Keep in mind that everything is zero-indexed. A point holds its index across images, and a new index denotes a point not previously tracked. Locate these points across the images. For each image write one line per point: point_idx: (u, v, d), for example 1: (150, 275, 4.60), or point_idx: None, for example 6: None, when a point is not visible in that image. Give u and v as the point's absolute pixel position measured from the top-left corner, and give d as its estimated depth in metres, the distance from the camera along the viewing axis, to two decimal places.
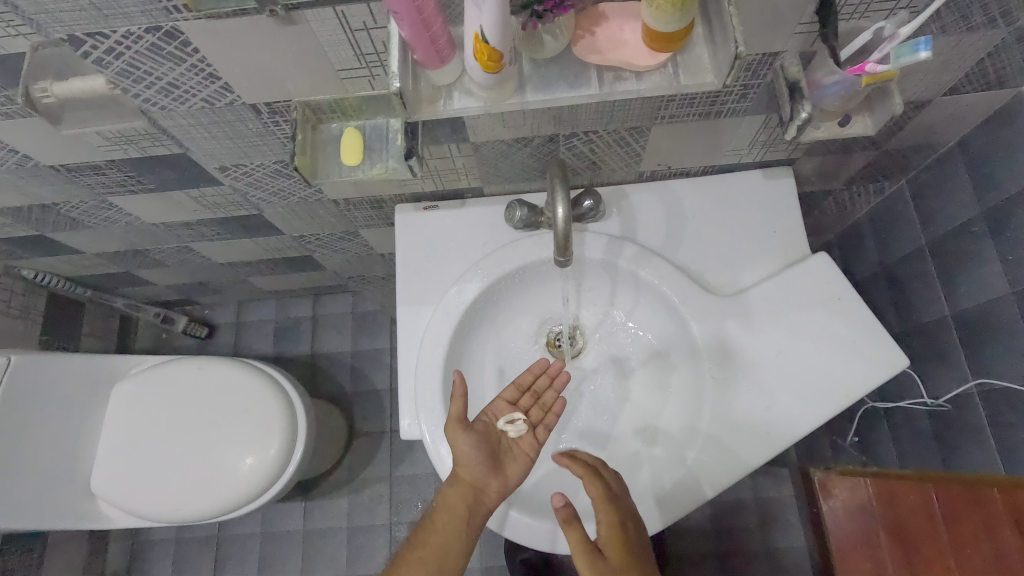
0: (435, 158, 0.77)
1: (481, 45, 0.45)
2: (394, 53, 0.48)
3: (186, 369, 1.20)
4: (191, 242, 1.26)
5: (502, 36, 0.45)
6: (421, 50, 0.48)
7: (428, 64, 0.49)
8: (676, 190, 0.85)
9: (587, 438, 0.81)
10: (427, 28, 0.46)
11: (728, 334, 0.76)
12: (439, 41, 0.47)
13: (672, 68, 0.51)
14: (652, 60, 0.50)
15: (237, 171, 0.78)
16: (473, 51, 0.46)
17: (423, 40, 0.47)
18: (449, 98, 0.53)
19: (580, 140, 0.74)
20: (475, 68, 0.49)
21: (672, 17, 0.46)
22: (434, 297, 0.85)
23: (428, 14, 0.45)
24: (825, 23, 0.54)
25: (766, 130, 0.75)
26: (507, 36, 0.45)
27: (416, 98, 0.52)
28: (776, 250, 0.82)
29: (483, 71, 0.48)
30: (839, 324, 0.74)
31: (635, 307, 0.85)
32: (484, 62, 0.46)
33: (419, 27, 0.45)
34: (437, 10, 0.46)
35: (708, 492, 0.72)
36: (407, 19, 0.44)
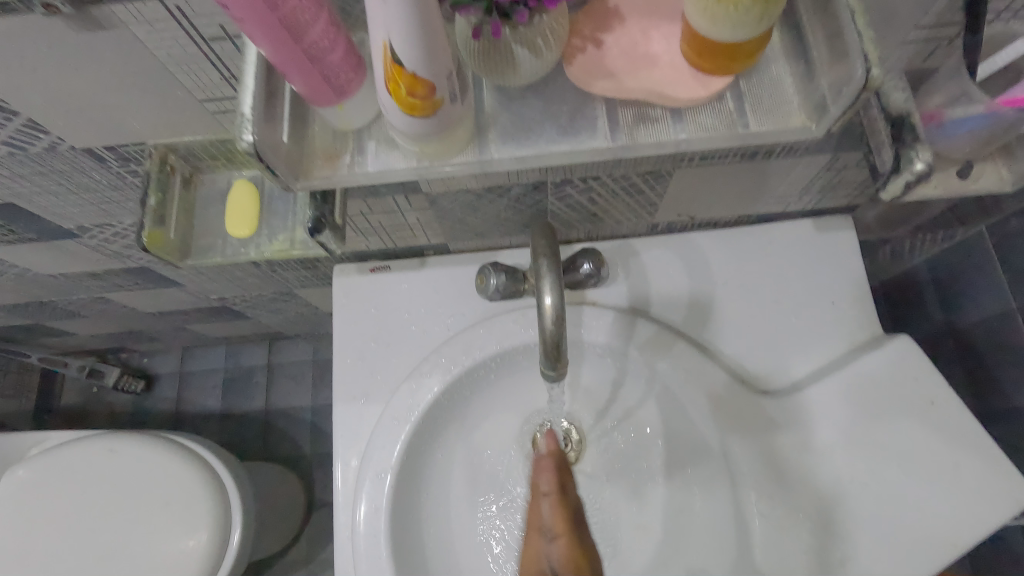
0: (375, 212, 0.56)
1: (391, 68, 0.26)
2: (248, 81, 0.28)
3: (94, 452, 0.98)
4: (105, 293, 1.03)
5: (428, 56, 0.25)
6: (295, 74, 0.28)
7: (314, 98, 0.30)
8: (702, 247, 0.64)
9: None
10: (295, 37, 0.26)
11: (780, 451, 0.56)
12: (325, 60, 0.28)
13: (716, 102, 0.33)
14: (700, 87, 0.33)
15: (104, 231, 0.57)
16: (385, 80, 0.27)
17: (294, 57, 0.27)
18: (361, 151, 0.34)
19: (575, 187, 0.53)
20: (390, 105, 0.29)
21: (745, 12, 0.28)
22: (381, 393, 0.63)
23: (292, 9, 0.25)
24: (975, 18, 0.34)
25: (827, 173, 0.55)
26: (439, 51, 0.25)
27: (300, 156, 0.33)
28: (836, 327, 0.61)
29: (406, 114, 0.28)
30: (934, 440, 0.54)
31: (648, 400, 0.64)
32: (403, 100, 0.27)
33: (277, 35, 0.25)
34: (317, 4, 0.26)
35: None
36: (249, 18, 0.24)
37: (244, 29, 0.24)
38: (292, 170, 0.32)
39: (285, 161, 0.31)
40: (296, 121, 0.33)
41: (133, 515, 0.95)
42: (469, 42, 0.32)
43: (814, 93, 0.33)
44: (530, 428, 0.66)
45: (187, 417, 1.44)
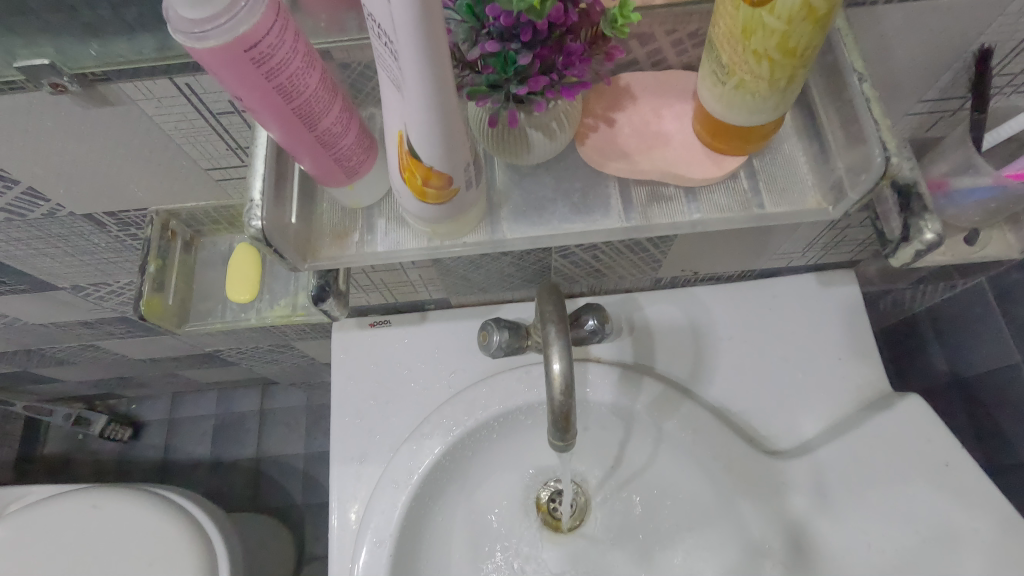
0: (378, 270, 0.55)
1: (407, 157, 0.26)
2: (258, 164, 0.29)
3: (76, 509, 0.94)
4: (96, 342, 1.01)
5: (443, 150, 0.25)
6: (306, 157, 0.28)
7: (325, 177, 0.30)
8: (707, 303, 0.64)
9: None
10: (309, 124, 0.26)
11: (792, 515, 0.55)
12: (339, 144, 0.28)
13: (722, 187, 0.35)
14: (716, 168, 0.34)
15: (100, 289, 0.55)
16: (401, 167, 0.27)
17: (307, 143, 0.27)
18: (371, 229, 0.34)
19: (579, 246, 0.53)
20: (404, 189, 0.29)
21: (763, 100, 0.29)
22: (379, 454, 0.61)
23: (308, 99, 0.25)
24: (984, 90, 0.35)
25: (830, 232, 0.55)
26: (458, 146, 0.25)
27: (308, 236, 0.33)
28: (844, 385, 0.60)
29: (421, 202, 0.28)
30: (951, 504, 0.53)
31: (654, 459, 0.62)
32: (417, 188, 0.27)
33: (290, 123, 0.26)
34: (334, 91, 0.27)
35: None
36: (263, 110, 0.25)
37: (257, 120, 0.25)
38: (298, 251, 0.32)
39: (292, 240, 0.32)
40: (304, 199, 0.33)
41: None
42: (483, 125, 0.33)
43: (829, 174, 0.34)
44: (534, 486, 0.65)
45: (176, 465, 1.39)
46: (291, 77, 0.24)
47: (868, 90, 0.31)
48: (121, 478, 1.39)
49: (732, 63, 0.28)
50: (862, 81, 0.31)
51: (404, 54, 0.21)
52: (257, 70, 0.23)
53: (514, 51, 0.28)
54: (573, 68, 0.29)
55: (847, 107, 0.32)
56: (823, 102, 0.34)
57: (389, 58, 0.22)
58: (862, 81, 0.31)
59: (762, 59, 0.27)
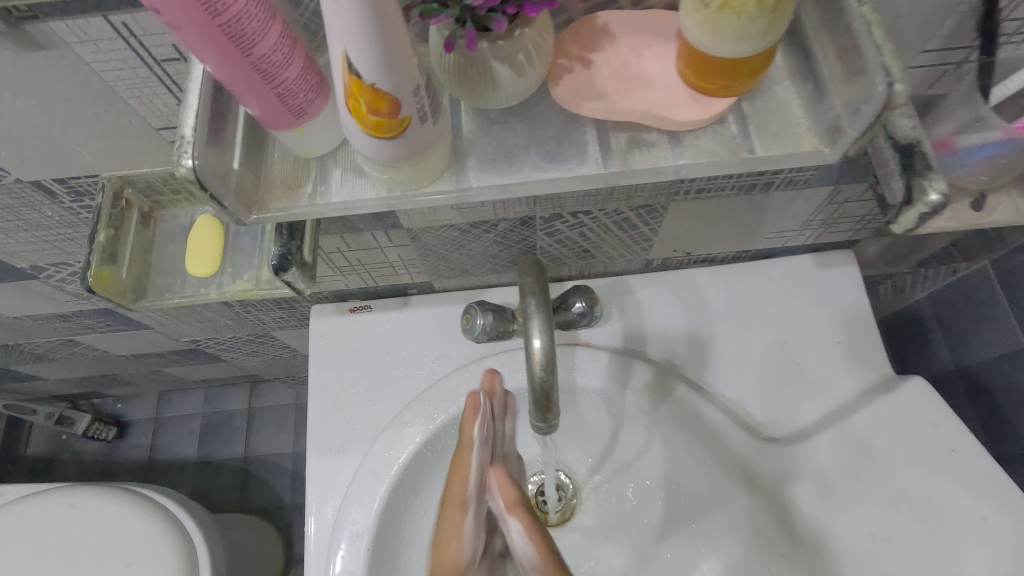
0: (353, 248, 0.52)
1: (351, 81, 0.26)
2: (192, 100, 0.29)
3: (53, 507, 0.91)
4: (75, 337, 0.98)
5: (386, 74, 0.25)
6: (243, 86, 0.27)
7: (265, 111, 0.29)
8: (700, 286, 0.61)
9: None
10: (239, 45, 0.25)
11: (791, 503, 0.52)
12: (278, 75, 0.27)
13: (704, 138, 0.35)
14: (703, 111, 0.33)
15: (62, 270, 0.53)
16: (347, 97, 0.27)
17: (241, 69, 0.26)
18: (325, 180, 0.34)
19: (564, 222, 0.51)
20: (353, 126, 0.29)
21: (749, 24, 0.27)
22: (359, 444, 0.59)
23: (236, 16, 0.24)
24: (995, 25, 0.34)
25: (828, 207, 0.53)
26: (401, 66, 0.25)
27: (257, 187, 0.34)
28: (843, 369, 0.58)
29: (369, 135, 0.28)
30: (956, 489, 0.50)
31: (646, 448, 0.60)
32: (364, 118, 0.27)
33: (217, 41, 0.25)
34: (270, 12, 0.26)
35: None
36: (186, 28, 0.24)
37: (184, 40, 0.24)
38: (243, 204, 0.33)
39: (234, 191, 0.32)
40: (251, 147, 0.33)
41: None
42: (444, 59, 0.31)
43: (824, 115, 0.33)
44: None
45: (162, 466, 1.36)
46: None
47: (868, 12, 0.30)
48: (105, 479, 1.36)
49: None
50: (861, 3, 0.30)
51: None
52: None
53: None
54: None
55: (850, 39, 0.31)
56: (819, 40, 0.33)
57: None
58: (861, 6, 0.30)
59: None
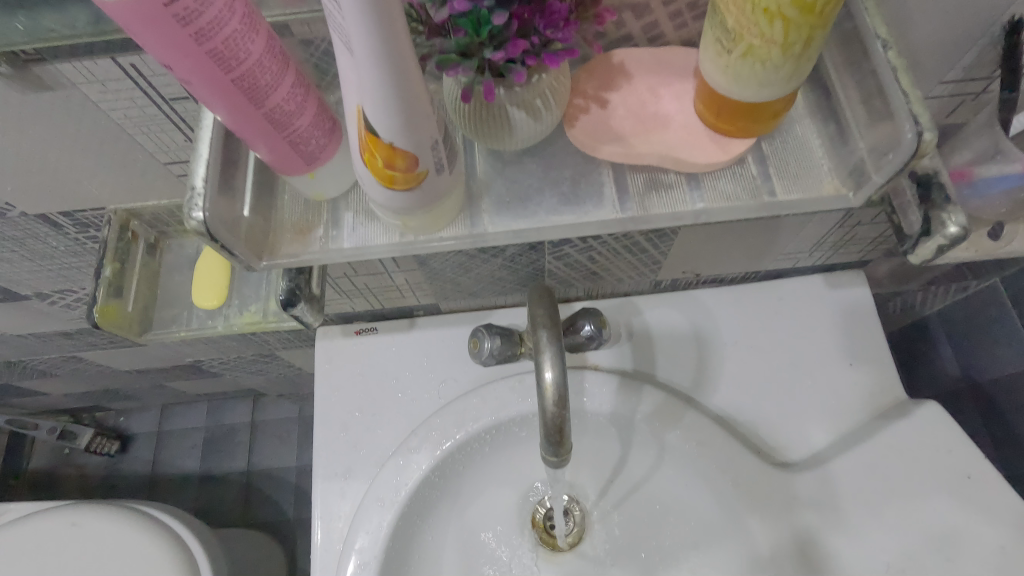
0: (360, 274, 0.52)
1: (367, 136, 0.26)
2: (203, 151, 0.29)
3: (56, 526, 0.91)
4: (78, 353, 0.98)
5: (401, 128, 0.25)
6: (256, 137, 0.28)
7: (277, 161, 0.30)
8: (709, 307, 0.60)
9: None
10: (252, 97, 0.26)
11: (806, 532, 0.51)
12: (290, 123, 0.28)
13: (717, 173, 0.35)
14: (722, 153, 0.33)
15: (66, 296, 0.52)
16: (363, 152, 0.27)
17: (254, 120, 0.27)
18: (336, 224, 0.34)
19: (574, 246, 0.50)
20: (368, 178, 0.29)
21: (774, 70, 0.28)
22: (365, 469, 0.58)
23: (249, 69, 0.25)
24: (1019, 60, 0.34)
25: (839, 230, 0.52)
26: (419, 123, 0.25)
27: (267, 233, 0.33)
28: (856, 393, 0.57)
29: (384, 187, 0.28)
30: (975, 520, 0.49)
31: (656, 472, 0.59)
32: (380, 172, 0.27)
33: (231, 94, 0.25)
34: (282, 61, 0.26)
35: None
36: (198, 84, 0.24)
37: (197, 96, 0.25)
38: (254, 249, 0.32)
39: (244, 239, 0.31)
40: (263, 189, 0.33)
41: None
42: (460, 106, 0.32)
43: (849, 156, 0.34)
44: (529, 504, 0.62)
45: (164, 480, 1.35)
46: (226, 44, 0.23)
47: (894, 57, 0.30)
48: (108, 493, 1.35)
49: (739, 29, 0.27)
50: (886, 48, 0.30)
51: (357, 29, 0.21)
52: (185, 30, 0.22)
53: (488, 13, 0.27)
54: (558, 32, 0.28)
55: (872, 81, 0.31)
56: (841, 79, 0.34)
57: (335, 16, 0.22)
58: (885, 49, 0.30)
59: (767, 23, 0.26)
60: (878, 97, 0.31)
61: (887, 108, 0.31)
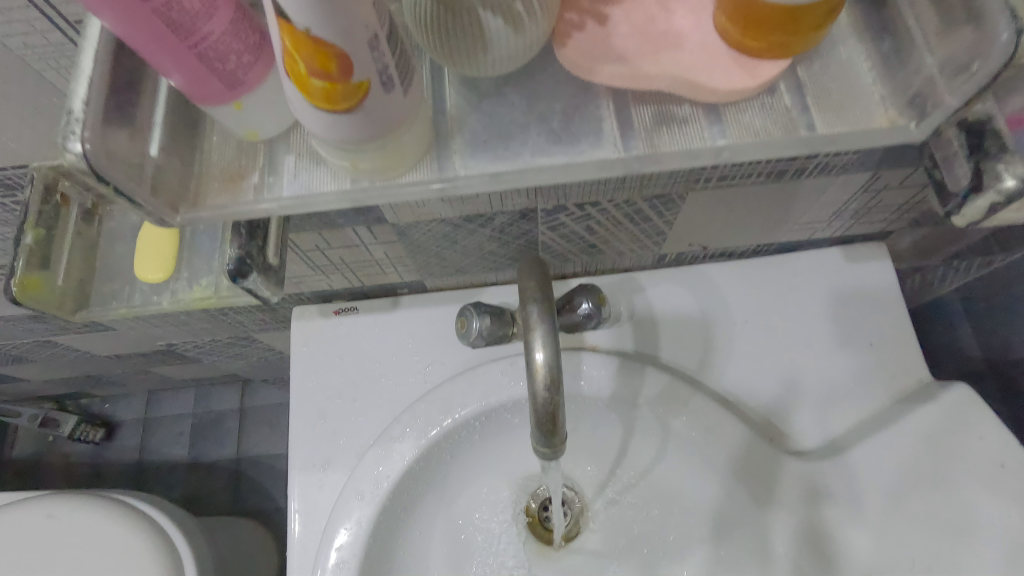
0: (334, 247, 0.47)
1: (286, 36, 0.23)
2: (85, 68, 0.26)
3: (31, 518, 0.87)
4: (53, 337, 0.94)
5: (323, 25, 0.22)
6: (161, 47, 0.25)
7: (193, 84, 0.27)
8: (717, 282, 0.56)
9: None
10: None
11: (821, 525, 0.47)
12: (197, 29, 0.25)
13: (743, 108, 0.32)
14: (750, 76, 0.30)
15: (10, 273, 0.48)
16: (286, 59, 0.24)
17: (140, 14, 0.23)
18: (273, 169, 0.32)
19: (570, 214, 0.45)
20: (298, 98, 0.25)
21: None
22: (345, 459, 0.53)
23: None
24: None
25: (864, 195, 0.47)
26: (348, 16, 0.22)
27: (188, 181, 0.31)
28: (877, 376, 0.52)
29: (314, 105, 0.25)
30: (1011, 512, 0.45)
31: (662, 462, 0.54)
32: (308, 83, 0.24)
33: None
34: None
35: None
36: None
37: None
38: (170, 199, 0.30)
39: (155, 186, 0.29)
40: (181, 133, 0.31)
41: None
42: (426, 12, 0.28)
43: (911, 79, 0.31)
44: (524, 494, 0.58)
45: (152, 468, 1.32)
46: None
47: None
48: (94, 482, 1.31)
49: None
50: None
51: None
52: None
53: None
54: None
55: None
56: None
57: None
58: None
59: None
60: (961, 3, 0.28)
61: (968, 11, 0.28)
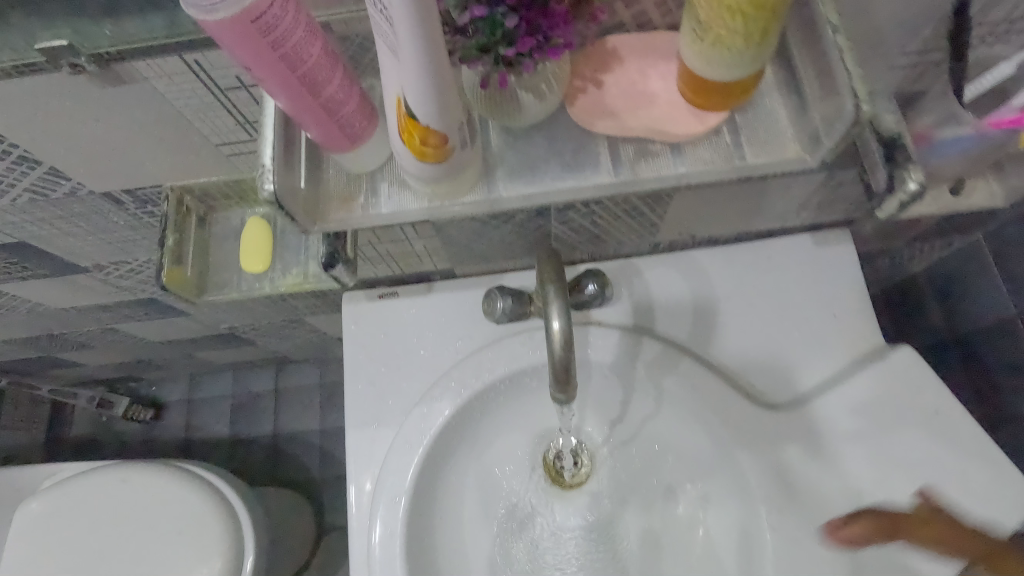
0: (383, 242, 0.57)
1: (406, 119, 0.31)
2: (267, 133, 0.34)
3: (107, 482, 0.98)
4: (115, 325, 1.05)
5: (437, 113, 0.30)
6: (312, 123, 0.33)
7: (327, 143, 0.35)
8: (704, 265, 0.65)
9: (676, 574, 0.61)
10: (312, 91, 0.31)
11: (787, 463, 0.57)
12: (339, 111, 0.33)
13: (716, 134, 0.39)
14: (700, 124, 0.39)
15: (120, 268, 0.59)
16: (399, 129, 0.32)
17: (310, 107, 0.32)
18: (375, 191, 0.39)
19: (577, 212, 0.55)
20: (403, 150, 0.34)
21: (738, 56, 0.34)
22: (393, 417, 0.64)
23: (309, 66, 0.30)
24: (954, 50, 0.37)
25: (823, 190, 0.57)
26: (449, 112, 0.31)
27: (317, 200, 0.39)
28: (840, 341, 0.62)
29: (417, 159, 0.33)
30: (940, 448, 0.55)
31: (658, 417, 0.64)
32: (416, 147, 0.32)
33: (296, 90, 0.30)
34: (332, 59, 0.31)
35: None
36: (266, 79, 0.29)
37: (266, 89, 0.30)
38: (308, 214, 0.38)
39: (301, 202, 0.37)
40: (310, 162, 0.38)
41: (145, 543, 0.96)
42: (477, 89, 0.37)
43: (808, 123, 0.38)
44: (542, 446, 0.68)
45: (197, 444, 1.44)
46: (294, 47, 0.28)
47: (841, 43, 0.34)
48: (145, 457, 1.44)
49: (710, 20, 0.33)
50: (835, 32, 0.34)
51: (405, 36, 0.26)
52: (263, 38, 0.27)
53: (501, 16, 0.31)
54: (558, 31, 0.33)
55: None
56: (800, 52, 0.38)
57: (385, 26, 0.27)
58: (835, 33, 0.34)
59: (734, 19, 0.32)
60: None
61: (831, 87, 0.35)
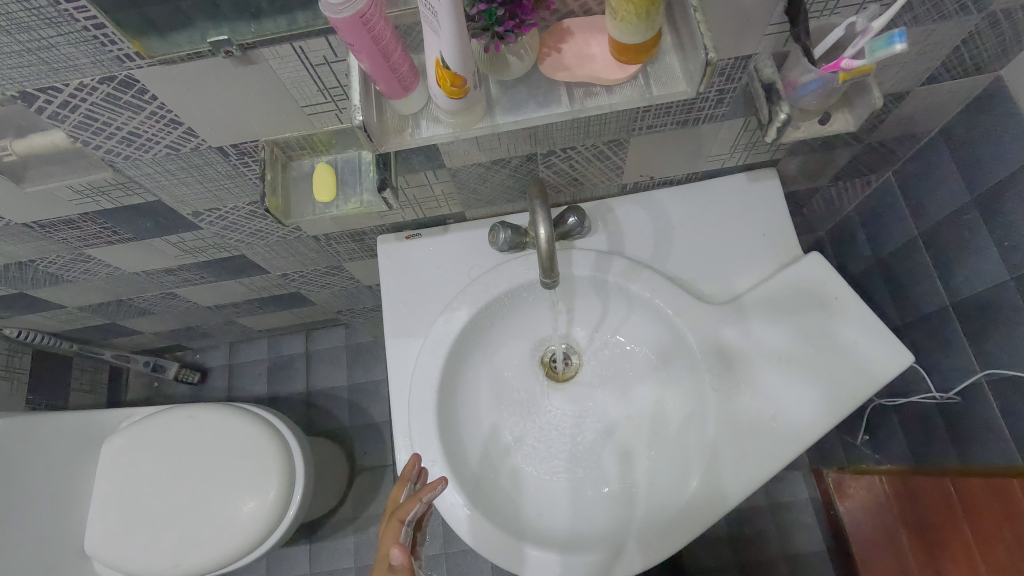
0: (412, 186, 0.75)
1: (442, 71, 0.48)
2: (355, 86, 0.50)
3: (176, 420, 1.16)
4: (175, 289, 1.22)
5: (462, 63, 0.48)
6: (382, 81, 0.50)
7: (390, 93, 0.52)
8: (662, 201, 0.83)
9: (647, 435, 0.79)
10: (387, 60, 0.47)
11: (725, 341, 0.75)
12: (400, 72, 0.50)
13: (642, 79, 0.56)
14: (621, 72, 0.55)
15: (210, 214, 0.77)
16: (436, 78, 0.50)
17: (384, 70, 0.48)
18: (417, 126, 0.56)
19: (558, 156, 0.73)
20: (439, 94, 0.52)
21: (637, 28, 0.50)
22: (423, 327, 0.82)
23: (387, 43, 0.46)
24: (796, 22, 0.53)
25: (746, 134, 0.74)
26: (467, 65, 0.49)
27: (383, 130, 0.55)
28: (767, 252, 0.80)
29: (447, 97, 0.51)
30: (838, 324, 0.73)
31: (628, 319, 0.83)
32: (446, 87, 0.50)
33: (378, 59, 0.47)
34: (395, 37, 0.48)
35: (731, 496, 0.70)
36: (362, 52, 0.46)
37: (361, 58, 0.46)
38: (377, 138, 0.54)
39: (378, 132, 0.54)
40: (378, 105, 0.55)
41: (213, 467, 1.13)
42: (480, 54, 0.55)
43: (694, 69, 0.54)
44: (540, 349, 0.85)
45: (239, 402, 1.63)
46: (380, 31, 0.45)
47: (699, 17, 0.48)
48: None
49: (618, 7, 0.49)
50: (695, 11, 0.49)
51: (445, 23, 0.45)
52: (365, 27, 0.43)
53: (495, 8, 0.49)
54: (529, 17, 0.50)
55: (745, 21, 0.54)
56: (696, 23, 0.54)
57: (432, 17, 0.45)
58: (695, 12, 0.49)
59: (629, 4, 0.48)
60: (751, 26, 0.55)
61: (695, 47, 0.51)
